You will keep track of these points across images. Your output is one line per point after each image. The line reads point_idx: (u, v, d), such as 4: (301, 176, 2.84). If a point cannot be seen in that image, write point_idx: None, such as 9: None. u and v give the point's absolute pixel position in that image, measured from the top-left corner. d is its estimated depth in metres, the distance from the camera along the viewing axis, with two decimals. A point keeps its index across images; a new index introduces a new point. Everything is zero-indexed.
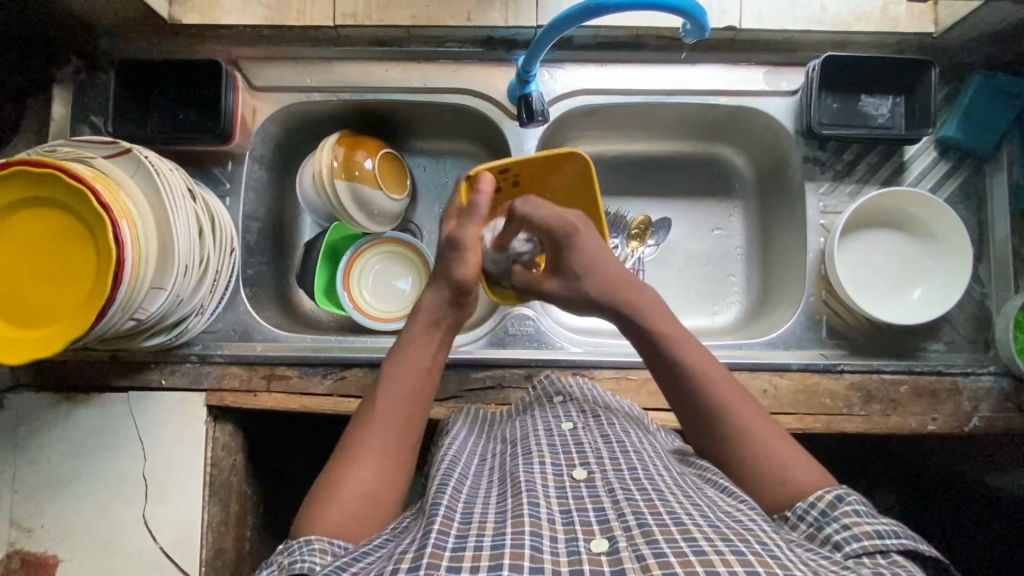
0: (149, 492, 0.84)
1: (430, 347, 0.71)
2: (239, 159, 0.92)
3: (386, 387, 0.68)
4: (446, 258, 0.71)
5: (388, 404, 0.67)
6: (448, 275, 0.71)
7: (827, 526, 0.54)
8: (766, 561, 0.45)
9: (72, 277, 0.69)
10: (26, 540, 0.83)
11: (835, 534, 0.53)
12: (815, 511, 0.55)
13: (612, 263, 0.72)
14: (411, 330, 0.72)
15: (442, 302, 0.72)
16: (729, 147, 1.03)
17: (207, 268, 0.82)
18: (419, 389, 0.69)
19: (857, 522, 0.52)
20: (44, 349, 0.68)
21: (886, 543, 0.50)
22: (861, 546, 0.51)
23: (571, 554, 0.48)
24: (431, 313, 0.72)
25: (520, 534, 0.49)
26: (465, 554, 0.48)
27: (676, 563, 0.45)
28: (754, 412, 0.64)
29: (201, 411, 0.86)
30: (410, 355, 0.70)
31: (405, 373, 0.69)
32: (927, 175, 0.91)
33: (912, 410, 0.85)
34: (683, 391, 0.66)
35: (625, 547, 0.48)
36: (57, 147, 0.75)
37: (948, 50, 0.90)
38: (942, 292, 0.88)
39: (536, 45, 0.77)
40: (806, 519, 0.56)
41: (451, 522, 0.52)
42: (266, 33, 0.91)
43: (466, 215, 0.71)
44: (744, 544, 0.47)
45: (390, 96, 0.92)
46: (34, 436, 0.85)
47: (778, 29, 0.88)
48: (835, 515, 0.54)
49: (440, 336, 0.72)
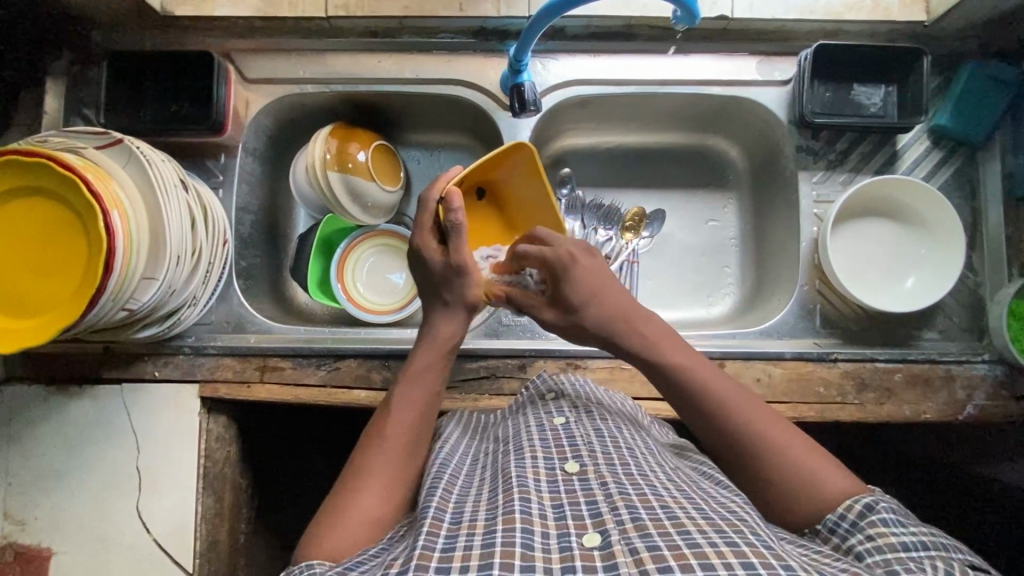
0: (142, 486, 0.84)
1: (440, 371, 0.72)
2: (232, 151, 0.92)
3: (394, 412, 0.68)
4: (455, 284, 0.72)
5: (397, 428, 0.67)
6: (462, 299, 0.73)
7: (852, 537, 0.53)
8: (760, 553, 0.45)
9: (62, 269, 0.69)
10: (19, 534, 0.83)
11: (859, 545, 0.52)
12: (845, 523, 0.54)
13: (605, 293, 0.71)
14: (422, 354, 0.72)
15: (456, 325, 0.74)
16: (723, 138, 1.03)
17: (200, 259, 0.82)
18: (427, 413, 0.70)
19: (882, 533, 0.51)
20: (32, 339, 0.68)
21: (911, 555, 0.49)
22: (883, 557, 0.49)
23: (563, 550, 0.47)
24: (444, 340, 0.73)
25: (512, 531, 0.49)
26: (454, 554, 0.47)
27: (670, 556, 0.44)
28: (782, 425, 0.63)
29: (193, 402, 0.86)
30: (422, 378, 0.71)
31: (416, 396, 0.70)
32: (920, 164, 0.91)
33: (905, 399, 0.85)
34: (709, 412, 0.64)
35: (617, 541, 0.47)
36: (48, 138, 0.75)
37: (940, 39, 0.90)
38: (936, 281, 0.88)
39: (527, 33, 0.77)
40: (836, 531, 0.54)
41: (441, 523, 0.52)
42: (258, 25, 0.91)
43: (456, 238, 0.69)
44: (738, 536, 0.47)
45: (383, 87, 0.92)
46: (28, 428, 0.85)
47: (769, 19, 0.88)
48: (862, 526, 0.52)
49: (448, 361, 0.74)
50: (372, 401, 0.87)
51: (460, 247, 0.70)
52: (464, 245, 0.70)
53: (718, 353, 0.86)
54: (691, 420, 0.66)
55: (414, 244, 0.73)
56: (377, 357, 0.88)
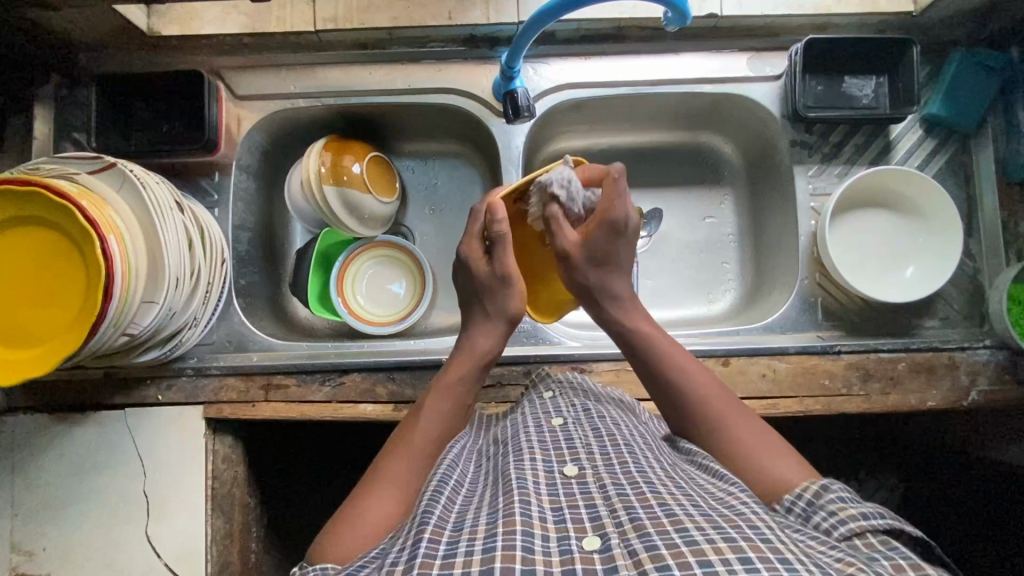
0: (150, 510, 0.83)
1: (470, 386, 0.72)
2: (226, 170, 0.91)
3: (422, 419, 0.68)
4: (497, 295, 0.73)
5: (425, 435, 0.67)
6: (503, 312, 0.73)
7: (814, 516, 0.53)
8: (757, 546, 0.44)
9: (60, 298, 0.68)
10: (28, 564, 0.82)
11: (823, 522, 0.52)
12: (802, 502, 0.54)
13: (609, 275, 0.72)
14: (454, 367, 0.72)
15: (496, 339, 0.73)
16: (716, 135, 1.03)
17: (198, 281, 0.81)
18: (454, 424, 0.69)
19: (843, 507, 0.51)
20: (33, 370, 0.67)
21: (871, 524, 0.49)
22: (847, 528, 0.50)
23: (563, 553, 0.46)
24: (480, 355, 0.73)
25: (513, 534, 0.47)
26: (456, 560, 0.46)
27: (668, 555, 0.43)
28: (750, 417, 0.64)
29: (199, 424, 0.86)
30: (451, 390, 0.70)
31: (445, 408, 0.69)
32: (914, 153, 0.92)
33: (910, 387, 0.86)
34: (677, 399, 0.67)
35: (617, 544, 0.46)
36: (41, 164, 0.74)
37: (929, 29, 0.91)
38: (935, 270, 0.88)
39: (519, 40, 0.77)
40: (794, 509, 0.55)
41: (442, 531, 0.50)
42: (247, 42, 0.91)
43: (501, 248, 0.70)
44: (735, 530, 0.45)
45: (374, 99, 0.92)
46: (32, 458, 0.84)
47: (759, 15, 0.88)
48: (820, 503, 0.53)
49: (479, 377, 0.73)
50: (379, 415, 0.86)
51: (504, 259, 0.71)
52: (508, 257, 0.71)
53: (723, 351, 0.87)
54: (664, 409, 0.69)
55: (462, 255, 0.75)
56: (380, 371, 0.88)
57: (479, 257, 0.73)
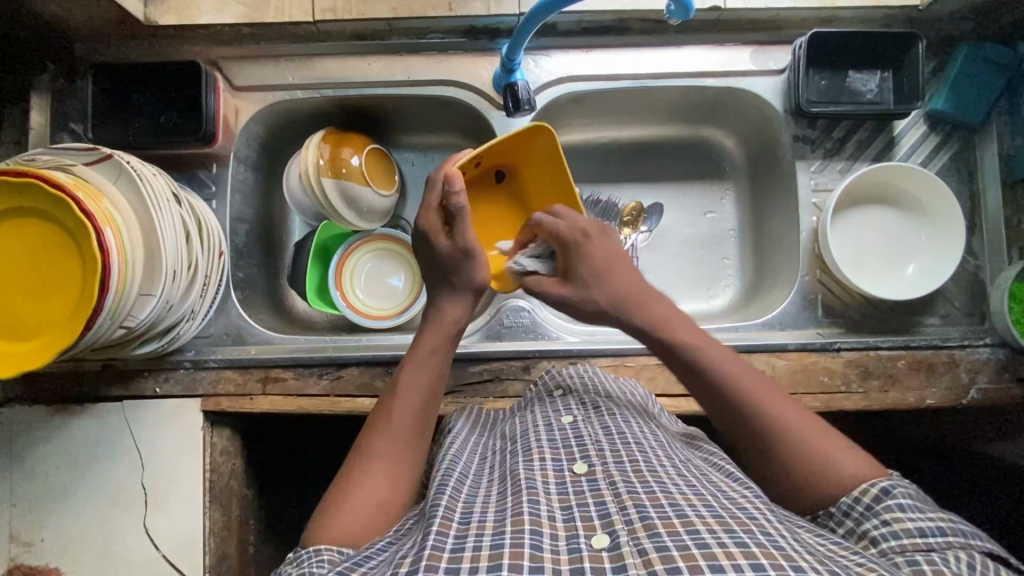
0: (149, 502, 0.83)
1: (445, 356, 0.70)
2: (224, 161, 0.91)
3: (401, 393, 0.67)
4: (461, 268, 0.70)
5: (407, 411, 0.66)
6: (469, 283, 0.70)
7: (868, 521, 0.53)
8: (771, 553, 0.43)
9: (60, 291, 0.68)
10: (26, 555, 0.82)
11: (874, 530, 0.52)
12: (859, 507, 0.54)
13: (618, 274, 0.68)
14: (427, 337, 0.70)
15: (464, 309, 0.71)
16: (718, 129, 1.02)
17: (197, 272, 0.81)
18: (433, 396, 0.68)
19: (899, 519, 0.51)
20: (33, 362, 0.67)
21: (930, 542, 0.49)
22: (900, 544, 0.50)
23: (572, 551, 0.46)
24: (449, 326, 0.70)
25: (521, 533, 0.47)
26: (464, 555, 0.46)
27: (679, 557, 0.43)
28: (790, 401, 0.61)
29: (197, 416, 0.86)
30: (427, 362, 0.69)
31: (423, 381, 0.68)
32: (917, 150, 0.91)
33: (909, 385, 0.85)
34: (718, 392, 0.62)
35: (626, 541, 0.46)
36: (37, 156, 0.73)
37: (934, 22, 0.90)
38: (935, 268, 0.88)
39: (520, 31, 0.75)
40: (850, 514, 0.54)
41: (450, 523, 0.50)
42: (244, 32, 0.90)
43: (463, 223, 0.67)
44: (748, 535, 0.45)
45: (373, 90, 0.91)
46: (30, 449, 0.84)
47: (764, 8, 0.87)
48: (877, 510, 0.53)
49: (450, 348, 0.71)
50: None
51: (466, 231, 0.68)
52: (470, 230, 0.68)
53: None
54: (706, 403, 0.64)
55: (419, 227, 0.70)
56: (379, 365, 0.88)
57: (439, 232, 0.69)
